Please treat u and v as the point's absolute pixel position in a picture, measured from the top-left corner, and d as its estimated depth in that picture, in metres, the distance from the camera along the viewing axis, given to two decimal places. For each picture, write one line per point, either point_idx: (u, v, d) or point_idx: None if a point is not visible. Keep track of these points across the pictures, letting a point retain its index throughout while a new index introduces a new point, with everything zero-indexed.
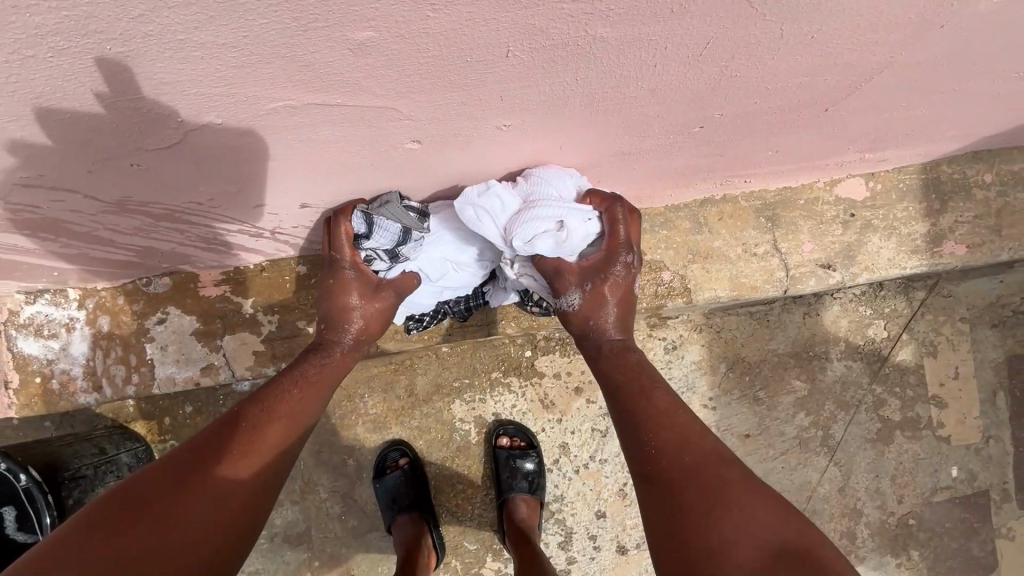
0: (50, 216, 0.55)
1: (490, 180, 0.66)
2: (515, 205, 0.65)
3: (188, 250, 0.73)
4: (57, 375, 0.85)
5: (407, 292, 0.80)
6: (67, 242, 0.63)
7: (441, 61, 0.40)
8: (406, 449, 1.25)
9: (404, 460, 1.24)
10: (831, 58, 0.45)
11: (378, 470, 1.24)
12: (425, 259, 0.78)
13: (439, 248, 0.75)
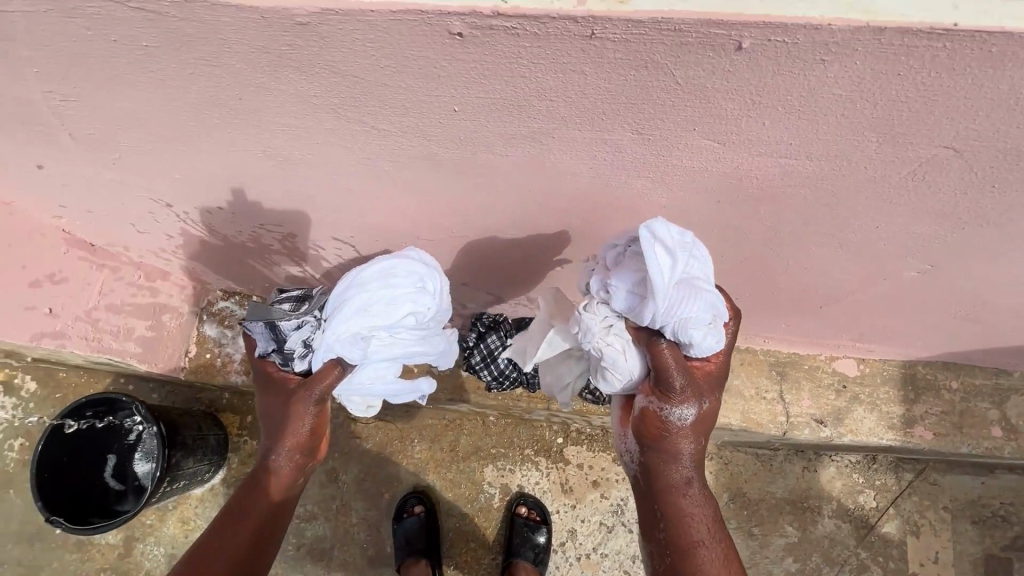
0: (317, 254, 0.86)
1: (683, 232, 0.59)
2: (681, 269, 0.60)
3: None
4: (221, 355, 1.14)
5: (316, 378, 0.78)
6: (304, 270, 0.93)
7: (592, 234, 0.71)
8: (426, 495, 1.43)
9: (423, 506, 1.41)
10: (820, 277, 0.74)
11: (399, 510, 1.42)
12: (336, 339, 0.75)
13: (340, 323, 0.74)
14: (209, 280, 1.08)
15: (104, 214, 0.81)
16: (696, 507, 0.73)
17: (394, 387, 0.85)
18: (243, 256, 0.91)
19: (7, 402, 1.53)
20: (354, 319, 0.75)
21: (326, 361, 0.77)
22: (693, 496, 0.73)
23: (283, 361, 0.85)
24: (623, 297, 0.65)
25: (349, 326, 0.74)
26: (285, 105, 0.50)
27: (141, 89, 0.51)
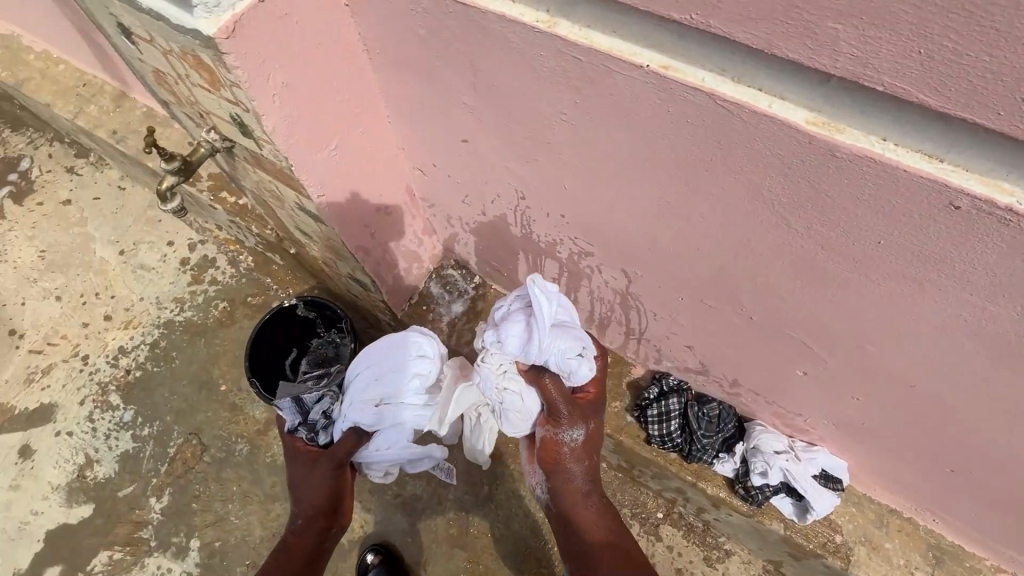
0: (586, 273, 0.97)
1: (534, 276, 0.99)
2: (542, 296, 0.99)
3: (579, 313, 1.16)
4: (434, 312, 1.32)
5: (357, 417, 1.14)
6: (557, 278, 1.06)
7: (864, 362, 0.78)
8: (381, 545, 1.53)
9: (380, 553, 1.51)
10: None
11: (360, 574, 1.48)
12: (354, 407, 1.15)
13: (356, 391, 1.16)
14: (458, 250, 1.26)
15: (460, 183, 0.95)
16: (594, 519, 1.04)
17: (407, 447, 1.15)
18: (517, 251, 1.05)
19: (231, 271, 1.89)
20: (366, 390, 1.15)
21: (347, 430, 1.16)
22: (590, 504, 1.05)
23: (307, 433, 1.22)
24: (516, 341, 1.00)
25: (364, 392, 1.15)
26: (716, 182, 0.63)
27: (641, 135, 0.62)
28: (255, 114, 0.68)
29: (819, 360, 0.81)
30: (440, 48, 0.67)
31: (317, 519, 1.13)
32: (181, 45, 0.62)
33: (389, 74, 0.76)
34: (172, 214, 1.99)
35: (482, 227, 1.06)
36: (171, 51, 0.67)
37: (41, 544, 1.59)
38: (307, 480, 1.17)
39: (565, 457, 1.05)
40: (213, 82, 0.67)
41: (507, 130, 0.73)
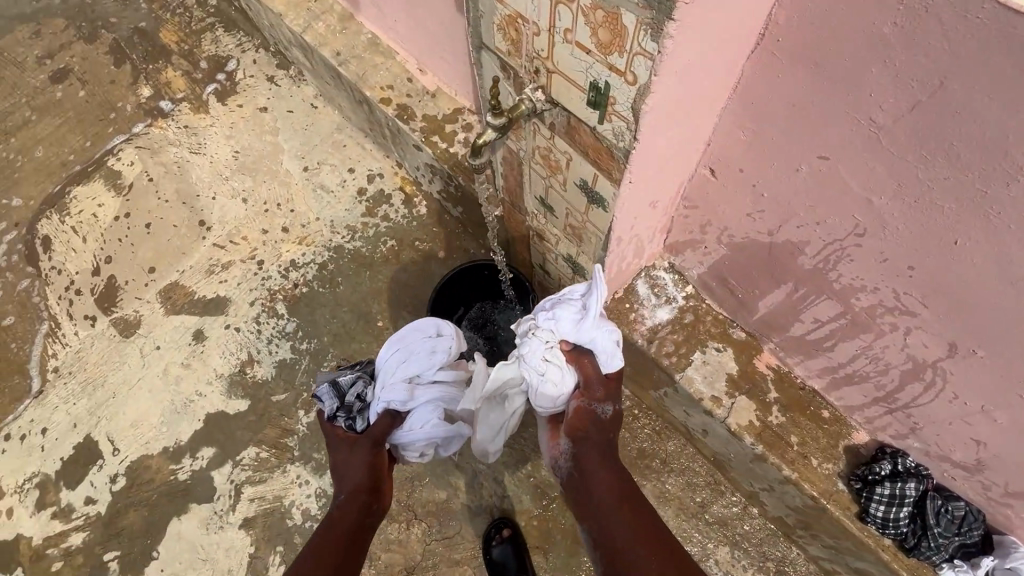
0: (880, 331, 0.84)
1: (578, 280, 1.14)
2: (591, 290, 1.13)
3: (820, 360, 1.03)
4: (636, 313, 1.23)
5: (400, 394, 1.17)
6: (824, 322, 0.94)
7: None
8: (508, 522, 1.50)
9: (507, 530, 1.49)
10: None
11: (486, 543, 1.48)
12: (391, 388, 1.18)
13: (397, 372, 1.21)
14: (685, 256, 1.16)
15: (764, 197, 0.84)
16: (607, 479, 1.08)
17: (438, 430, 1.20)
18: (788, 281, 0.93)
19: (404, 211, 1.90)
20: (399, 374, 1.20)
21: (381, 413, 1.19)
22: (605, 465, 1.10)
23: (347, 417, 1.22)
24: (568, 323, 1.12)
25: (399, 375, 1.20)
26: None
27: None
28: (646, 91, 0.60)
29: None
30: (900, 53, 0.56)
31: (360, 495, 1.12)
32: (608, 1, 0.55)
33: (774, 69, 0.67)
34: (357, 142, 2.02)
35: (752, 247, 0.95)
36: (573, 2, 0.59)
37: (201, 423, 1.73)
38: (352, 459, 1.17)
39: (585, 422, 1.14)
40: (611, 47, 0.59)
41: (913, 161, 0.62)
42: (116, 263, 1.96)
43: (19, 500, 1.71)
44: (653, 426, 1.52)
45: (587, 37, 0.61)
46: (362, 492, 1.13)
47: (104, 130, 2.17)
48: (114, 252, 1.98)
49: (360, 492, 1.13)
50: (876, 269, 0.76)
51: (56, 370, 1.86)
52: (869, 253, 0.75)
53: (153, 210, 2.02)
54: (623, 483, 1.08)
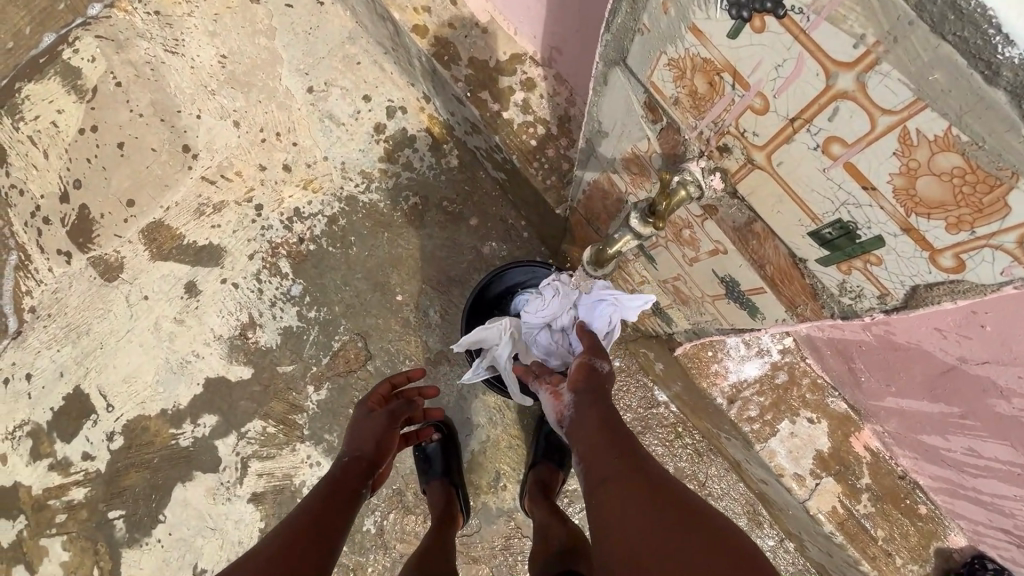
0: None
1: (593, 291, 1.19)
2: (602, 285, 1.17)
3: (943, 469, 0.87)
4: (720, 365, 1.03)
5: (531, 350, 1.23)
6: (983, 456, 0.75)
7: None
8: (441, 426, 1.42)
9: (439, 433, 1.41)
10: None
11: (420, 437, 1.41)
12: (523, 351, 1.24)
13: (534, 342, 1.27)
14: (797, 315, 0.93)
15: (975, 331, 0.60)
16: (603, 416, 0.86)
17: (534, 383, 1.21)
18: (954, 406, 0.72)
19: (430, 160, 1.57)
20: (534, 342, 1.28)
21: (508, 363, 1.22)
22: (600, 402, 0.89)
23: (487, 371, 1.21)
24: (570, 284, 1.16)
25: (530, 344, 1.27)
26: None
27: None
28: (958, 282, 0.48)
29: None
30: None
31: (364, 460, 1.00)
32: (1010, 168, 0.37)
33: None
34: (375, 61, 1.61)
35: (920, 359, 0.72)
36: (894, 121, 0.41)
37: (201, 388, 1.58)
38: (367, 421, 1.06)
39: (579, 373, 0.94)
40: (937, 210, 0.44)
41: None
42: (88, 189, 1.65)
43: (11, 448, 1.61)
44: (697, 447, 1.40)
45: (881, 172, 0.45)
46: (366, 460, 1.00)
47: (50, 5, 1.70)
48: (82, 174, 1.66)
49: (370, 448, 1.02)
50: None
51: (32, 310, 1.65)
52: None
53: (125, 125, 1.66)
54: (624, 437, 0.82)
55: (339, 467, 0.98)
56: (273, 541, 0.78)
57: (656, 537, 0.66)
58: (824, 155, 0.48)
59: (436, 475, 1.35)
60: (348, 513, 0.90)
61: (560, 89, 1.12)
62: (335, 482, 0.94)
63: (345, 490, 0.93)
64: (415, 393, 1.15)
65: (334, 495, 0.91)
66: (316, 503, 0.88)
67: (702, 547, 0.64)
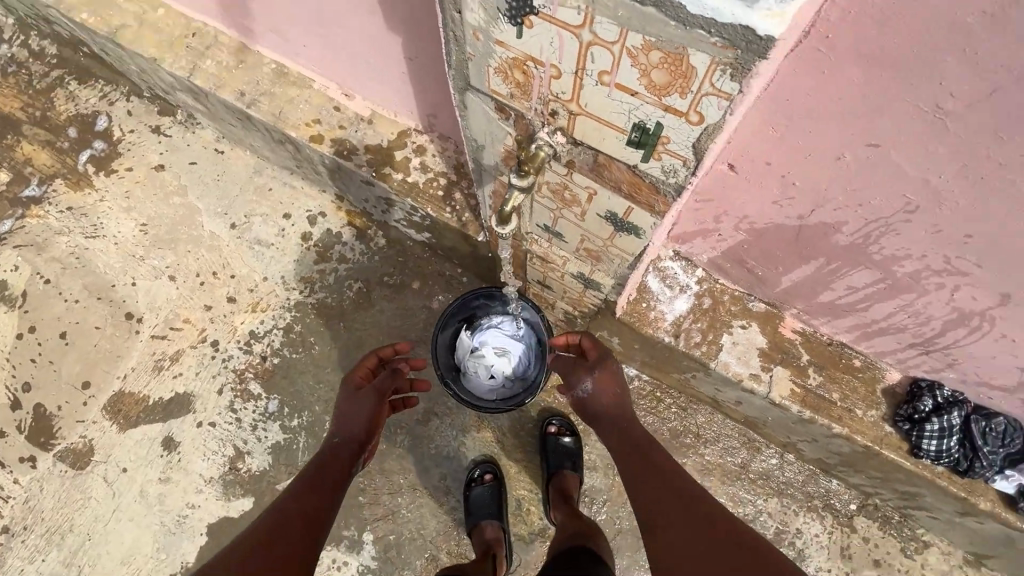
0: (927, 290, 0.84)
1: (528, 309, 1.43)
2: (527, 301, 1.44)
3: (849, 318, 1.04)
4: (656, 310, 1.19)
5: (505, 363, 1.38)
6: (860, 288, 0.93)
7: None
8: (490, 468, 1.51)
9: (487, 475, 1.50)
10: None
11: (469, 479, 1.50)
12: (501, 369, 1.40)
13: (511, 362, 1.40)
14: (693, 244, 1.12)
15: (795, 187, 0.80)
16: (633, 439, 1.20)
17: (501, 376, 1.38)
18: (819, 257, 0.92)
19: (360, 247, 1.73)
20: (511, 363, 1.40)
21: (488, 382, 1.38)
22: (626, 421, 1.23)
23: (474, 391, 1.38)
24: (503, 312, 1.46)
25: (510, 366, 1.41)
26: None
27: None
28: (713, 129, 0.56)
29: None
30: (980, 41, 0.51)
31: (351, 444, 1.12)
32: (678, 45, 0.49)
33: (841, 62, 0.59)
34: (284, 183, 1.79)
35: (780, 232, 0.91)
36: (617, 44, 0.52)
37: (206, 536, 1.55)
38: (355, 399, 1.17)
39: (599, 402, 1.25)
40: (670, 87, 0.53)
41: (986, 139, 0.59)
42: (39, 388, 1.66)
43: None
44: (679, 403, 1.52)
45: (630, 78, 0.54)
46: (356, 440, 1.13)
47: None
48: (30, 376, 1.67)
49: (356, 429, 1.14)
50: (924, 237, 0.75)
51: (4, 530, 1.57)
52: (920, 224, 0.74)
53: (64, 316, 1.71)
54: (655, 455, 1.16)
55: (332, 448, 1.11)
56: (270, 518, 0.93)
57: (692, 526, 0.98)
58: (602, 84, 0.56)
59: (485, 516, 1.42)
60: (337, 491, 1.05)
61: (446, 145, 1.34)
62: (327, 462, 1.07)
63: (337, 475, 1.06)
64: (399, 363, 1.26)
65: (325, 477, 1.04)
66: (310, 481, 1.03)
67: (717, 535, 0.96)
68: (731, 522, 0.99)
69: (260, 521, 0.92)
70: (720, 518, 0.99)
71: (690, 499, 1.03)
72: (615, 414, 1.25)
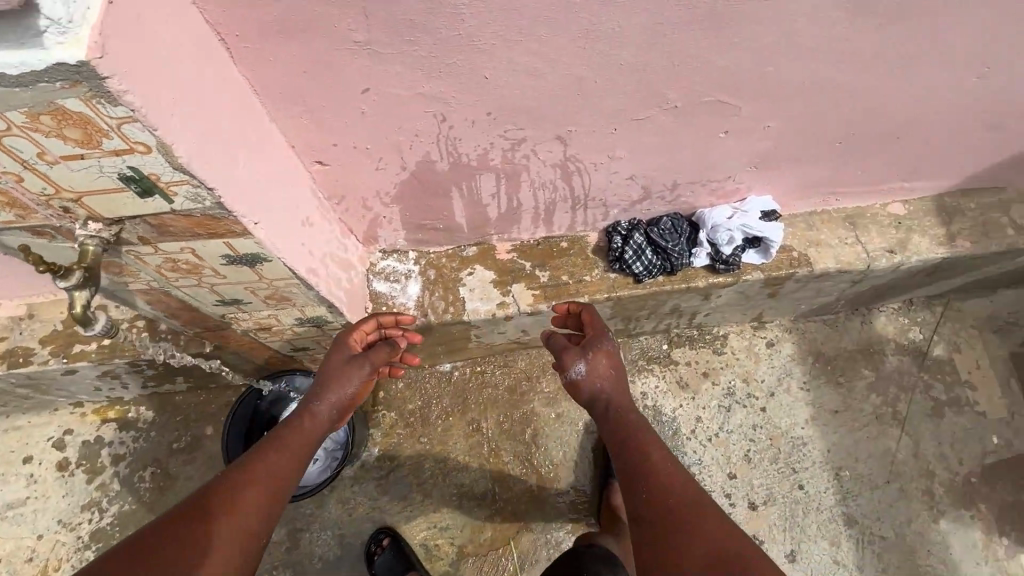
0: (526, 165, 1.01)
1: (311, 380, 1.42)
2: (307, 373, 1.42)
3: (524, 218, 1.20)
4: (398, 305, 1.26)
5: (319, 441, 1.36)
6: (498, 191, 1.08)
7: (766, 96, 0.91)
8: (385, 531, 1.45)
9: (385, 539, 1.44)
10: (910, 105, 0.99)
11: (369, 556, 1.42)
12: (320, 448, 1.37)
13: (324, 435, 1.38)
14: (383, 237, 1.21)
15: (369, 148, 0.91)
16: (641, 425, 1.03)
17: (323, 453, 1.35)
18: (449, 187, 1.04)
19: (130, 435, 1.55)
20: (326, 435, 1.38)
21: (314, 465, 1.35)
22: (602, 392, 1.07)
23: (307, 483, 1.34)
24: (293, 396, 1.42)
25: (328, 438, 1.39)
26: None
27: None
28: (165, 148, 0.57)
29: (734, 115, 0.94)
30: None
31: (297, 441, 0.94)
32: (43, 101, 0.49)
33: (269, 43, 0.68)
34: (4, 429, 1.54)
35: (408, 187, 1.02)
36: (14, 128, 0.52)
37: None
38: (333, 363, 1.04)
39: (600, 378, 1.07)
40: (91, 135, 0.54)
41: (407, 48, 0.71)
42: None
43: None
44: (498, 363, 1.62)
45: (58, 146, 0.55)
46: (307, 441, 0.95)
47: None
48: None
49: (289, 455, 0.92)
50: (475, 131, 0.89)
51: None
52: (461, 125, 0.87)
53: None
54: (638, 439, 1.01)
55: (273, 434, 0.93)
56: (163, 521, 0.76)
57: (680, 512, 0.89)
58: (50, 162, 0.57)
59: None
60: (273, 505, 0.85)
61: None
62: (255, 455, 0.88)
63: (271, 481, 0.86)
64: (394, 334, 1.12)
65: (238, 485, 0.83)
66: (238, 475, 0.84)
67: (715, 527, 0.86)
68: (704, 513, 0.88)
69: (159, 524, 0.75)
70: (701, 501, 0.90)
71: (673, 487, 0.92)
72: (607, 395, 1.07)
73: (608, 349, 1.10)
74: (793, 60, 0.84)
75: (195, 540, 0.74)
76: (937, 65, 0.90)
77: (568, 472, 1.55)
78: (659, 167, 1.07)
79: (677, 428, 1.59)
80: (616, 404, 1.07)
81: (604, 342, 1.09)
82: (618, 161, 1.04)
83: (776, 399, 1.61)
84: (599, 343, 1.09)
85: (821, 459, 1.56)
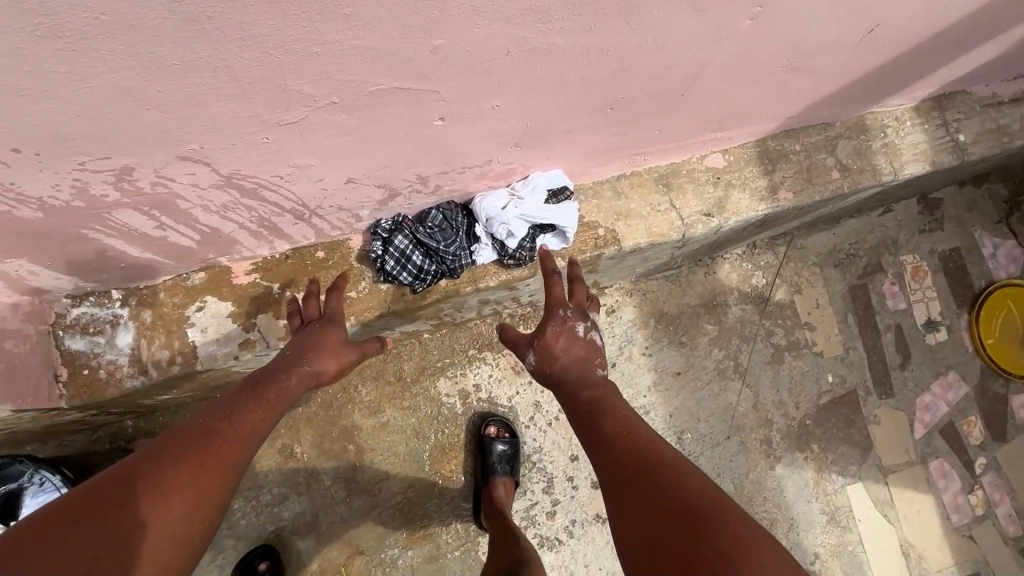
0: (171, 193, 0.72)
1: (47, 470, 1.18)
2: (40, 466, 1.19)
3: (239, 238, 0.92)
4: (104, 365, 0.98)
5: None
6: (162, 224, 0.79)
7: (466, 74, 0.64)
8: (263, 555, 1.31)
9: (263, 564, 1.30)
10: (680, 58, 0.76)
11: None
12: None
13: None
14: (47, 286, 0.90)
15: None
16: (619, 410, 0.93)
17: None
18: (77, 231, 0.74)
19: None
20: None
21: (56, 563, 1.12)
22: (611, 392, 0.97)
23: None
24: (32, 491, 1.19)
25: None
26: None
27: None
28: None
29: (436, 101, 0.68)
30: None
31: (269, 401, 0.86)
32: None
33: None
34: None
35: (6, 240, 0.72)
36: None
37: None
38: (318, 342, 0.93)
39: (559, 361, 1.00)
40: None
41: None
42: None
43: None
44: None
45: None
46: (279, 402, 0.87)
47: None
48: None
49: (258, 418, 0.84)
50: (24, 172, 0.59)
51: None
52: None
53: None
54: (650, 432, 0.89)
55: (250, 387, 0.86)
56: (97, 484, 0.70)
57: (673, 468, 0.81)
58: None
59: None
60: (227, 479, 0.77)
61: None
62: (218, 417, 0.81)
63: (226, 450, 0.78)
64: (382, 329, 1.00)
65: (199, 450, 0.76)
66: (197, 437, 0.77)
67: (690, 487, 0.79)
68: (710, 493, 0.78)
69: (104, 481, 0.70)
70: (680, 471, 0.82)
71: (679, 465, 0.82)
72: (556, 370, 1.00)
73: (552, 325, 1.01)
74: (470, 28, 0.57)
75: (121, 511, 0.67)
76: (689, 10, 0.66)
77: (467, 455, 1.45)
78: (379, 166, 0.81)
79: (515, 417, 1.47)
80: (570, 380, 0.99)
81: (558, 312, 1.00)
82: (311, 170, 0.76)
83: (618, 370, 1.51)
84: (557, 315, 1.01)
85: (664, 426, 1.50)
